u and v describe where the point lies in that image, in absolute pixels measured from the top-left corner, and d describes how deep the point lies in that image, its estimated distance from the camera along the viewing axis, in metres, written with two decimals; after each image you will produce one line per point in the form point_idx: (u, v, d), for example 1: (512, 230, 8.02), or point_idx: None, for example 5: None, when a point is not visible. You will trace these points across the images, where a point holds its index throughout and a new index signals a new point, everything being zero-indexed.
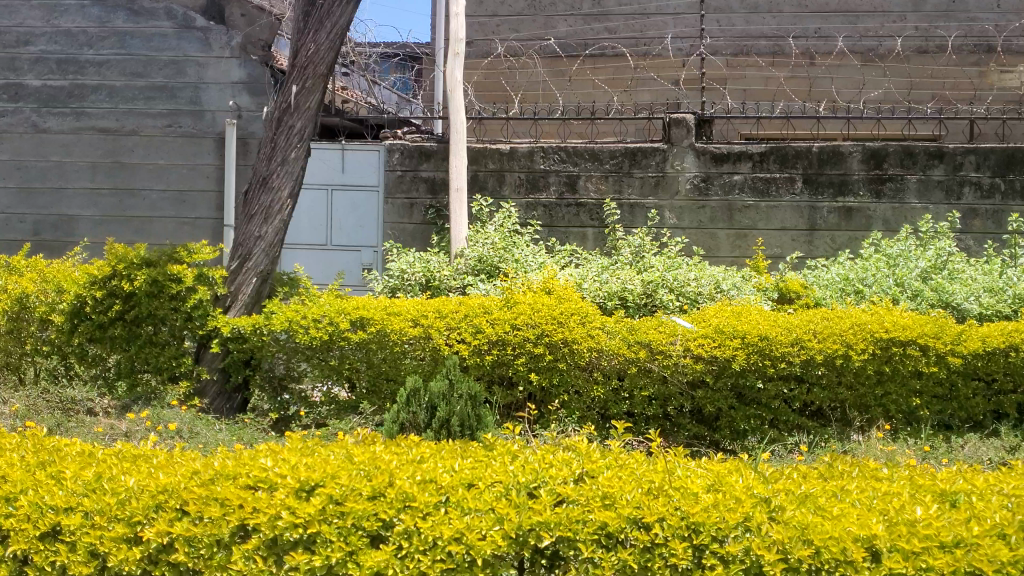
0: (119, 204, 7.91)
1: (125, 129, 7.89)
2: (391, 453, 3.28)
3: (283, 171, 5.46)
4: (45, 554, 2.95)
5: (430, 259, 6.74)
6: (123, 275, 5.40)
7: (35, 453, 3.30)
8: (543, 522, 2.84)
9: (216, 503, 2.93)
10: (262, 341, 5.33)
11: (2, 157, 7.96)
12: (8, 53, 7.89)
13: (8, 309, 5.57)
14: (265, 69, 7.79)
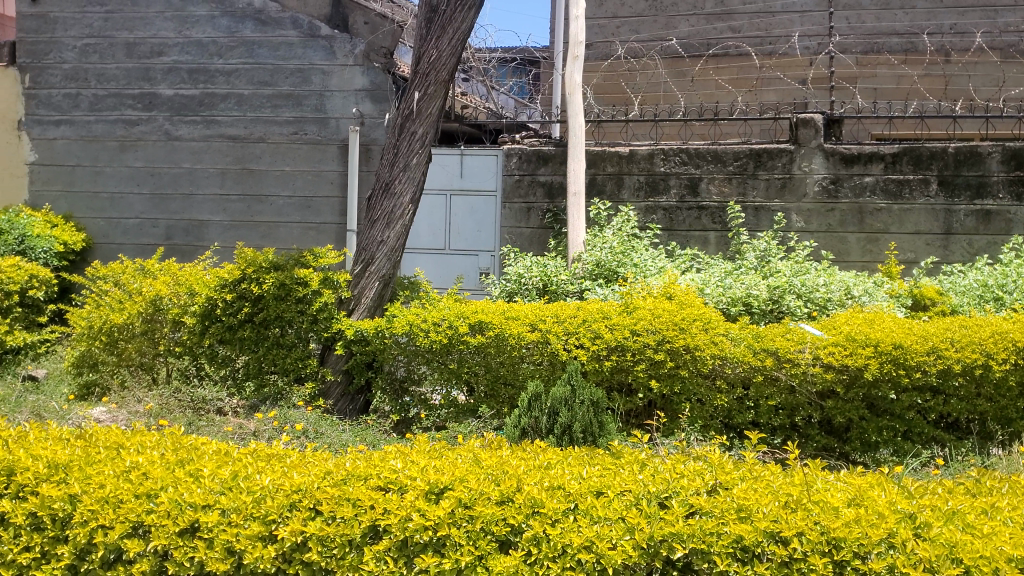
0: (247, 210, 8.13)
1: (253, 137, 8.09)
2: (518, 459, 3.25)
3: (405, 177, 5.51)
4: (184, 550, 2.97)
5: (547, 264, 6.71)
6: (252, 279, 5.56)
7: (174, 451, 3.40)
8: (675, 534, 2.75)
9: (348, 503, 2.97)
10: (384, 343, 5.41)
11: (137, 163, 8.31)
12: (143, 64, 8.24)
13: (143, 310, 5.77)
14: (388, 76, 7.82)
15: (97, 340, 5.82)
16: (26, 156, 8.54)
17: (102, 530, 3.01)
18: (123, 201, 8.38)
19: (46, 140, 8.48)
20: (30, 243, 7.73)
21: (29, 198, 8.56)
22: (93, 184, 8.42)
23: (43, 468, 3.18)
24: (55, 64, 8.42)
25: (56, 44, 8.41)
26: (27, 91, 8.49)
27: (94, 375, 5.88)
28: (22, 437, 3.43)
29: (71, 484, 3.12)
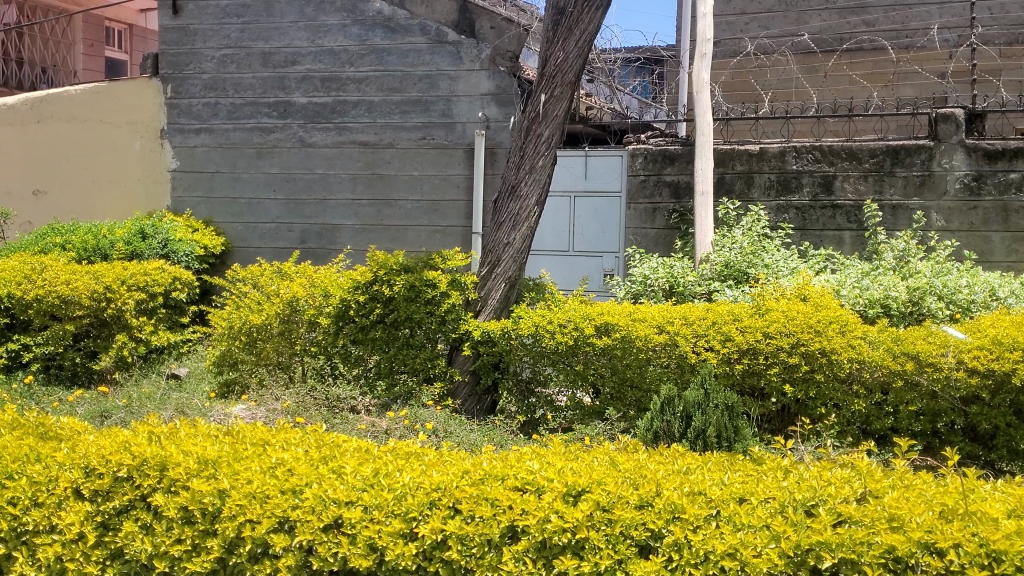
0: (377, 213, 8.29)
1: (383, 142, 8.24)
2: (655, 463, 3.22)
3: (530, 179, 5.51)
4: (329, 546, 3.02)
5: (674, 265, 6.64)
6: (383, 280, 5.69)
7: (317, 448, 3.48)
8: (823, 542, 2.67)
9: (487, 503, 3.00)
10: (510, 345, 5.43)
11: (273, 170, 8.59)
12: (278, 73, 8.51)
13: (281, 311, 5.97)
14: (513, 80, 7.84)
15: (237, 340, 6.00)
16: (168, 164, 8.95)
17: (250, 525, 3.09)
18: (259, 206, 8.68)
19: (188, 148, 8.86)
20: (173, 247, 8.04)
21: (172, 204, 8.97)
22: (232, 190, 8.74)
23: (193, 462, 3.28)
24: (195, 75, 8.78)
25: (196, 55, 8.77)
26: (169, 101, 8.89)
27: (234, 373, 6.07)
28: (174, 433, 3.56)
29: (220, 479, 3.21)
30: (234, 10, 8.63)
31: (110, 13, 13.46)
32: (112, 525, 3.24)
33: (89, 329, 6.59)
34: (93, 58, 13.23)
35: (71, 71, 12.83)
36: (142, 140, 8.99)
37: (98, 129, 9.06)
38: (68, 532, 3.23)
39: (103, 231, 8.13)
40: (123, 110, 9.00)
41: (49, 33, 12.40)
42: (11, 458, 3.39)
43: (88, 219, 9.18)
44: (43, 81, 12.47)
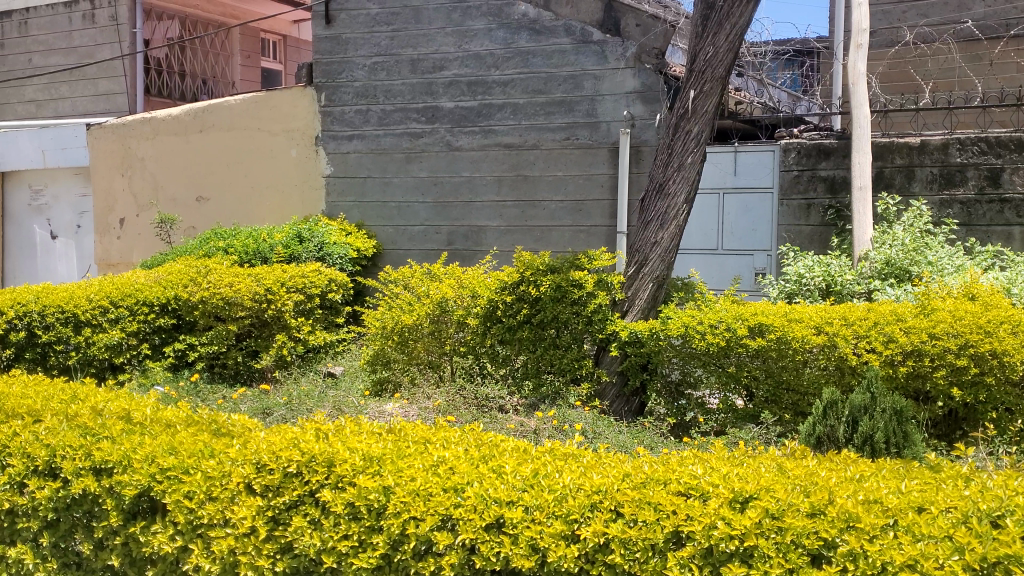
0: (522, 214, 8.35)
1: (528, 144, 8.27)
2: (826, 469, 3.12)
3: (679, 177, 5.44)
4: (491, 545, 3.03)
5: (830, 263, 6.44)
6: (530, 280, 5.70)
7: (477, 448, 3.51)
8: (1013, 555, 2.52)
9: (650, 507, 2.96)
10: (658, 346, 5.36)
11: (421, 174, 8.76)
12: (426, 79, 8.67)
13: (431, 311, 6.06)
14: (659, 77, 7.68)
15: (389, 340, 6.14)
16: (322, 170, 9.22)
17: (414, 522, 3.12)
18: (409, 209, 8.86)
19: (341, 154, 9.12)
20: (328, 250, 8.28)
21: (326, 208, 9.26)
22: (382, 194, 8.96)
23: (358, 460, 3.34)
24: (347, 83, 9.05)
25: (349, 64, 9.03)
26: (322, 109, 9.17)
27: (386, 373, 6.18)
28: (340, 430, 3.65)
29: (385, 476, 3.26)
30: (384, 19, 8.85)
31: (266, 24, 14.00)
32: (282, 520, 3.29)
33: (252, 329, 6.85)
34: (250, 68, 13.83)
35: (230, 81, 13.40)
36: (297, 147, 9.30)
37: (257, 138, 9.42)
38: (240, 526, 3.30)
39: (262, 235, 8.44)
40: (280, 119, 9.33)
41: (210, 46, 12.98)
42: (186, 453, 3.49)
43: (248, 223, 9.55)
44: (204, 91, 13.07)
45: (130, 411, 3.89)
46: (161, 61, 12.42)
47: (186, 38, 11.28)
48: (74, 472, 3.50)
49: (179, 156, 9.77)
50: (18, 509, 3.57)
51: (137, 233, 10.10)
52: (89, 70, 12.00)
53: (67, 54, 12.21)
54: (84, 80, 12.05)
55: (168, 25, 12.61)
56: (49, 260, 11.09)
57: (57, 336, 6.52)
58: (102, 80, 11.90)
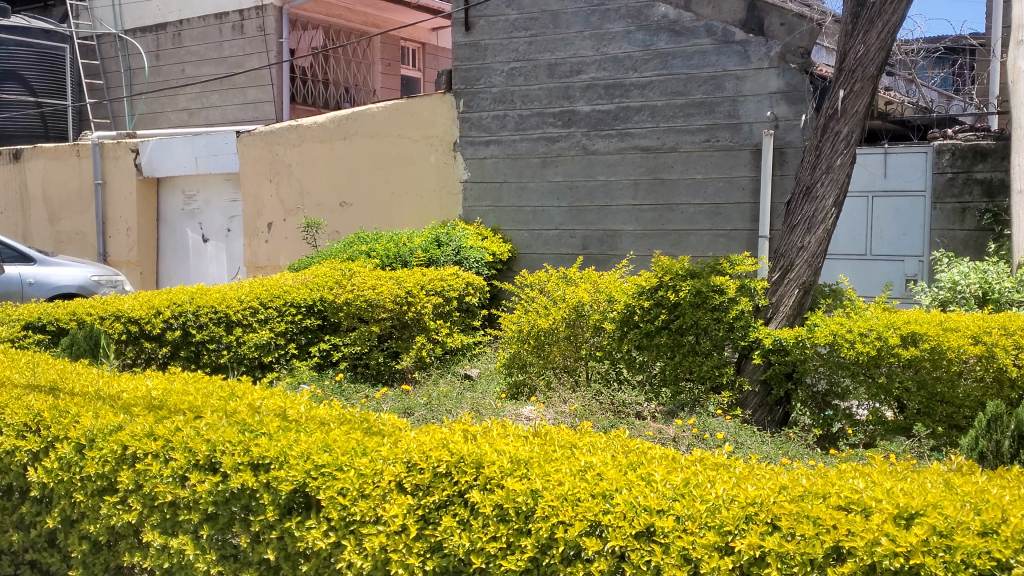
0: (658, 219, 8.28)
1: (666, 147, 8.19)
2: (998, 487, 2.98)
3: (827, 179, 5.29)
4: (641, 554, 2.98)
5: (987, 269, 6.17)
6: (669, 286, 5.63)
7: (624, 454, 3.47)
8: None
9: (808, 521, 2.88)
10: (804, 354, 5.20)
11: (557, 178, 8.79)
12: (563, 83, 8.70)
13: (567, 316, 6.04)
14: (805, 77, 7.49)
15: (525, 343, 6.11)
16: (460, 175, 9.35)
17: (563, 527, 3.10)
18: (544, 214, 8.90)
19: (478, 159, 9.22)
20: (465, 253, 8.39)
21: (463, 212, 9.37)
22: (518, 199, 9.03)
23: (507, 462, 3.37)
24: (485, 89, 9.15)
25: (487, 70, 9.14)
26: (461, 115, 9.30)
27: (523, 376, 6.17)
28: (487, 431, 3.68)
29: (533, 479, 3.26)
30: (523, 24, 8.91)
31: (406, 33, 14.31)
32: (432, 519, 3.33)
33: (392, 331, 7.05)
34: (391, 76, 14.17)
35: (371, 89, 13.74)
36: (436, 153, 9.44)
37: (398, 144, 9.61)
38: (392, 524, 3.33)
39: (403, 240, 8.58)
40: (420, 125, 9.50)
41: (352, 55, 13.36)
42: (340, 451, 3.58)
43: (388, 228, 9.75)
44: (347, 99, 13.46)
45: (285, 409, 4.02)
46: (306, 70, 12.81)
47: (329, 47, 11.60)
48: (233, 467, 3.60)
49: (323, 162, 10.05)
50: (179, 502, 3.67)
51: (284, 237, 10.44)
52: (239, 79, 12.51)
53: (218, 64, 12.73)
54: (234, 90, 12.55)
55: (313, 35, 13.02)
56: (200, 262, 11.57)
57: (209, 335, 6.70)
58: (251, 89, 12.38)
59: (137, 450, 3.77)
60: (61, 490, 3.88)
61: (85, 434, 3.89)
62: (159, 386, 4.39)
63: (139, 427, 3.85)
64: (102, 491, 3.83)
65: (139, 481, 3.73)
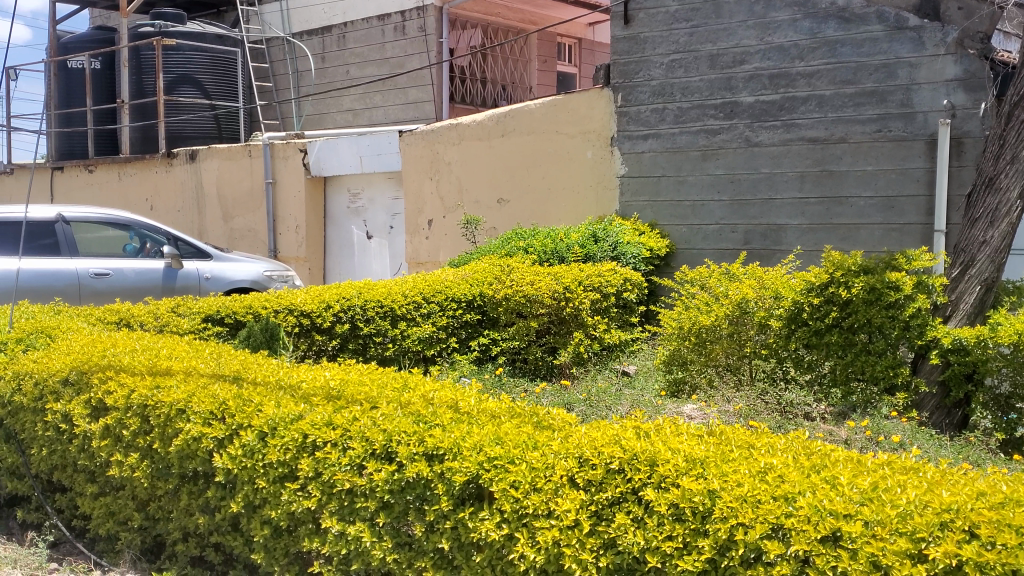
0: (826, 212, 8.03)
1: (834, 138, 7.95)
2: None
3: (1011, 170, 5.12)
4: (827, 559, 2.83)
5: None
6: (840, 282, 5.42)
7: (806, 455, 3.36)
8: None
9: (1011, 530, 2.71)
10: (986, 354, 4.99)
11: (718, 171, 8.64)
12: (725, 74, 8.54)
13: (731, 312, 5.86)
14: (984, 62, 7.19)
15: (686, 340, 5.99)
16: (617, 170, 9.30)
17: (742, 529, 2.98)
18: (704, 208, 8.76)
19: (636, 153, 9.15)
20: (622, 249, 8.34)
21: (620, 208, 9.32)
22: (678, 193, 8.91)
23: (681, 461, 3.29)
24: (644, 82, 9.07)
25: (646, 63, 9.05)
26: (619, 109, 9.23)
27: (683, 373, 6.06)
28: (660, 429, 3.62)
29: (710, 479, 3.17)
30: (684, 15, 8.79)
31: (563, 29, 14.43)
32: (605, 515, 3.28)
33: (551, 326, 7.20)
34: (547, 72, 14.27)
35: (527, 87, 13.88)
36: (593, 149, 9.42)
37: (555, 140, 9.61)
38: (565, 518, 3.29)
39: (560, 235, 8.60)
40: (577, 121, 9.49)
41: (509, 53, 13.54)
42: (512, 444, 3.58)
43: (546, 224, 9.79)
44: (503, 97, 13.62)
45: (457, 401, 4.08)
46: (465, 69, 13.02)
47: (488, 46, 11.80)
48: (408, 456, 3.66)
49: (482, 159, 10.18)
50: (356, 490, 3.74)
51: (444, 234, 10.63)
52: (400, 80, 12.82)
53: (381, 65, 13.06)
54: (396, 90, 12.89)
55: (471, 34, 13.24)
56: (365, 258, 11.93)
57: (376, 328, 6.93)
58: (412, 89, 12.67)
59: (317, 438, 3.88)
60: (245, 476, 4.00)
61: (268, 422, 4.03)
62: (336, 376, 4.55)
63: (319, 416, 3.97)
64: (284, 478, 3.94)
65: (318, 468, 3.83)
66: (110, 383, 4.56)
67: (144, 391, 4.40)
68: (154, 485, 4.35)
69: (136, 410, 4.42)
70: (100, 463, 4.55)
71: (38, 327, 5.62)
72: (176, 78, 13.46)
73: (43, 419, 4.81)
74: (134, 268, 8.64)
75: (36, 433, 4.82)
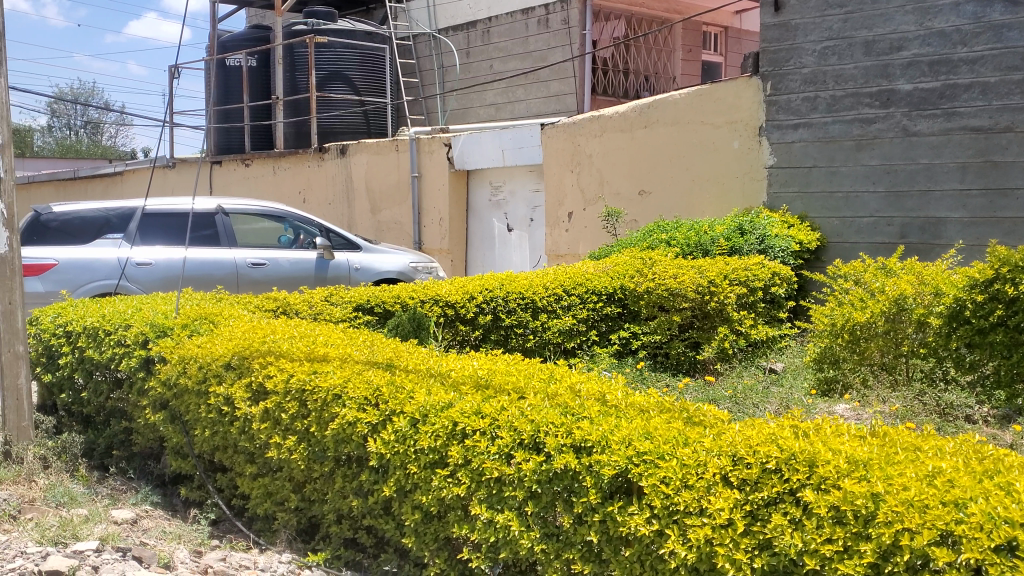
0: (989, 205, 7.71)
1: (999, 126, 7.62)
2: None
3: None
4: (1002, 568, 2.65)
5: None
6: (1006, 279, 5.21)
7: (977, 461, 3.20)
8: None
9: None
10: None
11: (873, 162, 8.37)
12: (881, 61, 8.28)
13: (887, 310, 5.66)
14: None
15: (839, 338, 5.82)
16: (766, 160, 9.06)
17: (908, 534, 2.83)
18: (858, 200, 8.50)
19: (785, 143, 8.91)
20: (770, 242, 8.16)
21: (768, 199, 9.09)
22: (829, 184, 8.67)
23: (843, 462, 3.14)
24: (795, 70, 8.84)
25: (797, 50, 8.83)
26: (768, 98, 9.01)
27: (835, 372, 5.86)
28: (819, 429, 3.51)
29: (873, 482, 3.01)
30: (837, 1, 8.55)
31: (708, 18, 14.21)
32: (761, 515, 3.16)
33: (694, 320, 7.21)
34: (691, 62, 14.08)
35: (671, 77, 13.74)
36: (740, 139, 9.20)
37: (700, 131, 9.46)
38: (717, 517, 3.20)
39: (704, 228, 8.47)
40: (724, 111, 9.30)
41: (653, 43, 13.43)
42: (662, 440, 3.52)
43: (691, 217, 9.65)
44: (647, 88, 13.50)
45: (604, 394, 4.06)
46: (608, 60, 12.97)
47: (632, 37, 11.74)
48: (556, 447, 3.66)
49: (624, 151, 10.12)
50: (504, 479, 3.75)
51: (586, 226, 10.62)
52: (543, 72, 12.87)
53: (524, 58, 13.14)
54: (539, 83, 12.95)
55: (615, 25, 13.20)
56: (506, 250, 12.03)
57: (518, 320, 6.99)
58: (555, 82, 12.72)
59: (466, 426, 3.93)
60: (396, 461, 4.09)
61: (419, 409, 4.12)
62: (484, 365, 4.61)
63: (468, 405, 4.03)
64: (434, 464, 4.00)
65: (468, 456, 3.87)
66: (271, 367, 4.76)
67: (303, 376, 4.59)
68: (310, 468, 4.49)
69: (295, 394, 4.59)
70: (260, 445, 4.72)
71: (202, 313, 5.88)
72: (328, 75, 13.88)
73: (206, 401, 5.03)
74: (289, 258, 8.97)
75: (200, 414, 5.03)
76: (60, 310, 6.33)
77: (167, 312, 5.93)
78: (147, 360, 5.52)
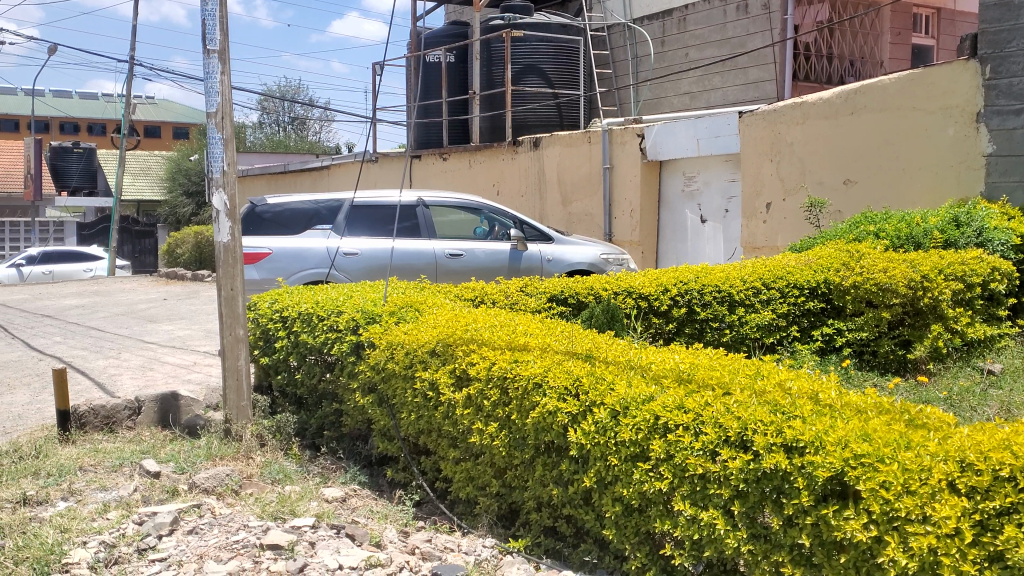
0: None
1: None
2: None
3: None
4: None
5: None
6: None
7: None
8: None
9: None
10: None
11: None
12: None
13: None
14: None
15: None
16: (983, 148, 8.57)
17: None
18: None
19: (1006, 130, 8.37)
20: (988, 235, 7.68)
21: (986, 189, 8.58)
22: None
23: None
24: (1018, 52, 8.29)
25: (1021, 30, 8.28)
26: (988, 82, 8.49)
27: None
28: None
29: None
30: None
31: None
32: (991, 525, 2.97)
33: (904, 318, 6.95)
34: (900, 46, 13.43)
35: (878, 61, 13.16)
36: (955, 125, 8.73)
37: (911, 117, 9.04)
38: (943, 526, 3.02)
39: (916, 219, 8.09)
40: (937, 96, 8.84)
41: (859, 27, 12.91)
42: (881, 442, 3.33)
43: (899, 207, 9.23)
44: (851, 73, 12.99)
45: (817, 393, 3.90)
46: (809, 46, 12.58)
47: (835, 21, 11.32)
48: (765, 447, 3.54)
49: (826, 139, 9.77)
50: (708, 476, 3.69)
51: (784, 217, 10.32)
52: (741, 60, 12.63)
53: (721, 45, 12.92)
54: (736, 70, 12.70)
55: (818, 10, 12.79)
56: (699, 242, 11.85)
57: (714, 313, 6.87)
58: (754, 69, 12.46)
59: (669, 420, 3.89)
60: (597, 453, 4.09)
61: (620, 401, 4.11)
62: (686, 359, 4.55)
63: (671, 399, 3.97)
64: (635, 457, 3.96)
65: (670, 451, 3.83)
66: (474, 355, 4.88)
67: (504, 365, 4.67)
68: (511, 454, 4.56)
69: (497, 382, 4.68)
70: (462, 429, 4.83)
71: (408, 302, 6.09)
72: (523, 68, 14.09)
73: (413, 385, 5.20)
74: (485, 249, 9.14)
75: (407, 398, 5.20)
76: (276, 297, 6.72)
77: (376, 300, 6.18)
78: (357, 345, 5.77)
